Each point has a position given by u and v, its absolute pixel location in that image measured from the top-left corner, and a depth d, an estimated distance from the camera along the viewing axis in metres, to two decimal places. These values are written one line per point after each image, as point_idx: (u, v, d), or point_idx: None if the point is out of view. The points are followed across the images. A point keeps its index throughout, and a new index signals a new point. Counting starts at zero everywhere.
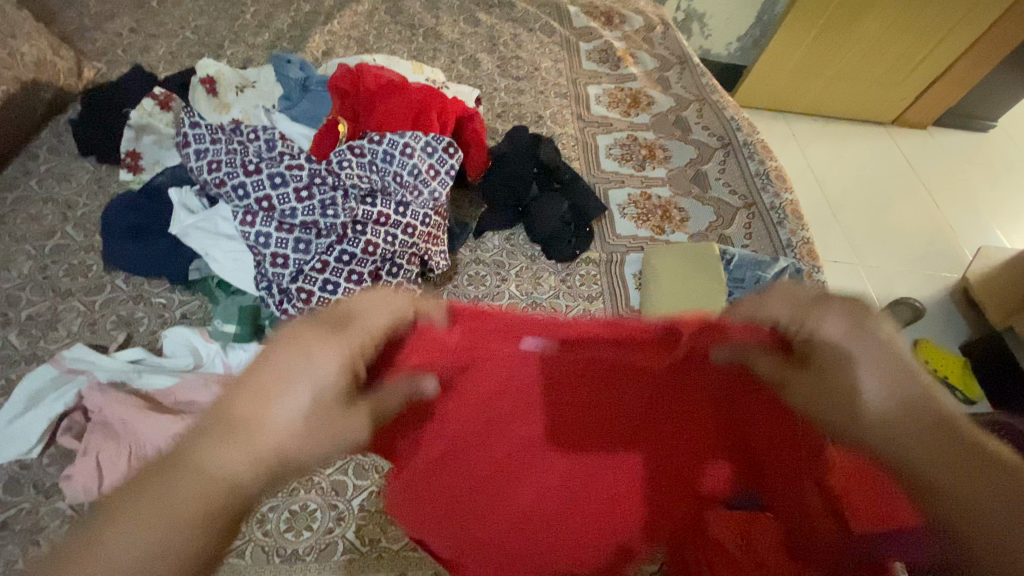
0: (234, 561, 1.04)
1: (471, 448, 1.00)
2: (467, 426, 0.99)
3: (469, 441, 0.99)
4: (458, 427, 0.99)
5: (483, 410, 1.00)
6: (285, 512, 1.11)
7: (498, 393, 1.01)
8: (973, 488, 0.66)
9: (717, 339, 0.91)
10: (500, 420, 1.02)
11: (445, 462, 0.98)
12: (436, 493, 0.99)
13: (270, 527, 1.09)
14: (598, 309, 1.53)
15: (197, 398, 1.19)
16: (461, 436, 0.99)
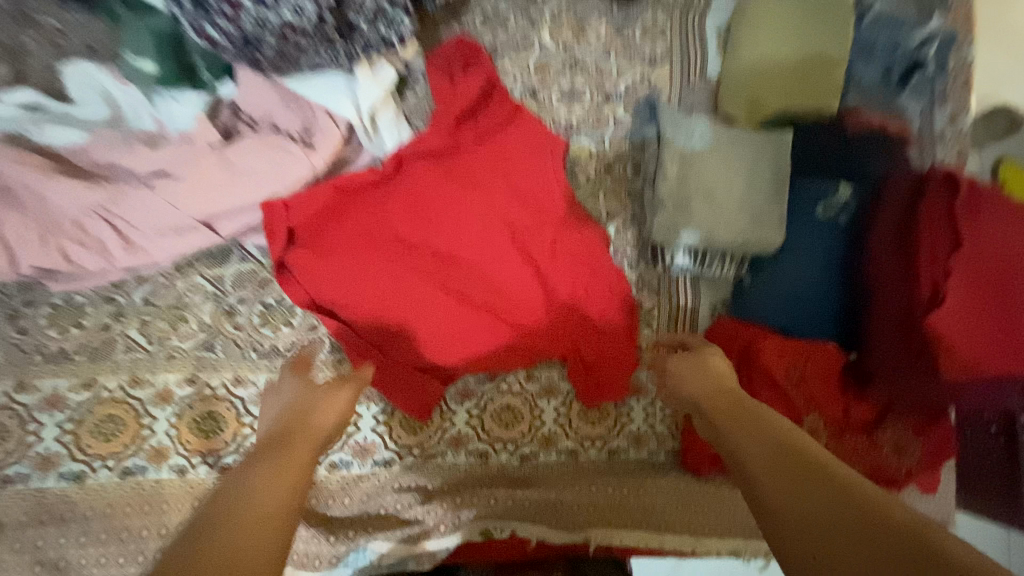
0: (203, 355, 0.89)
1: (413, 206, 0.93)
2: (446, 234, 0.94)
3: (474, 274, 0.94)
4: (404, 236, 0.93)
5: (487, 255, 0.95)
6: (257, 306, 0.92)
7: (477, 276, 0.94)
8: (846, 540, 0.49)
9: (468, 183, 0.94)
10: (382, 210, 0.92)
11: (456, 301, 0.93)
12: (453, 308, 0.92)
13: (242, 321, 0.91)
14: (661, 78, 1.12)
15: (119, 162, 0.87)
16: (379, 242, 0.92)
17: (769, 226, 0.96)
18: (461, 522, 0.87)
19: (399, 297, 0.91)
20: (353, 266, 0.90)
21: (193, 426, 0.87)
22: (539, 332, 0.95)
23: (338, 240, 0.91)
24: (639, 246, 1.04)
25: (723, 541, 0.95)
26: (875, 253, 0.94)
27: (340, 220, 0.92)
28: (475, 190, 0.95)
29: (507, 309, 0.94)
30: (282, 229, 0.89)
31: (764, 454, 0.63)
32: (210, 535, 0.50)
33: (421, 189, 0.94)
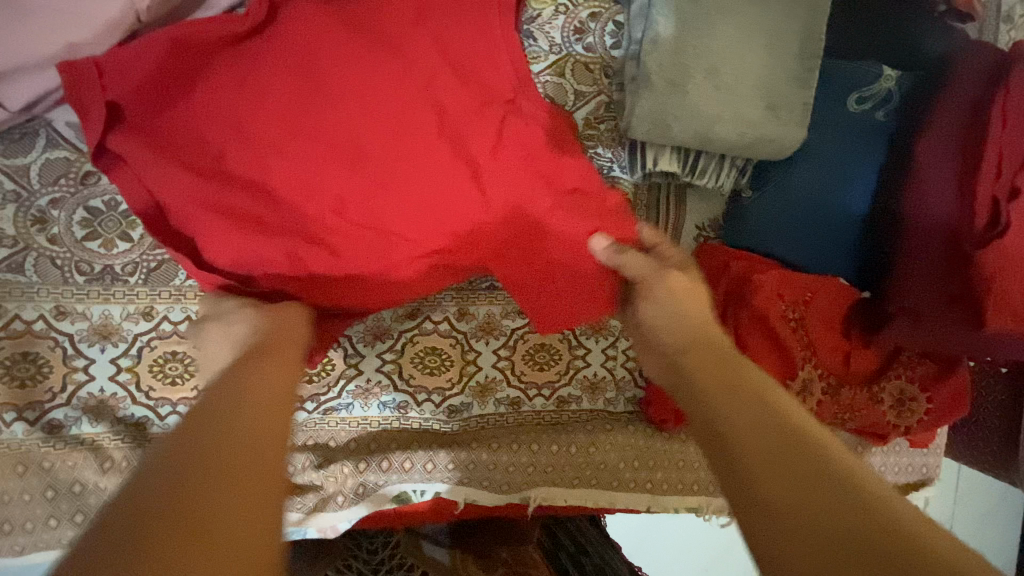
0: (7, 279, 0.65)
1: (297, 86, 0.61)
2: (348, 123, 0.62)
3: (388, 183, 0.65)
4: (281, 128, 0.61)
5: (409, 156, 0.65)
6: (79, 212, 0.66)
7: (392, 188, 0.65)
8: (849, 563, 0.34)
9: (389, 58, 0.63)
10: (249, 86, 0.60)
11: (362, 220, 0.65)
12: (358, 230, 0.66)
13: (60, 233, 0.66)
14: None
15: None
16: (242, 136, 0.60)
17: (787, 121, 0.72)
18: (366, 492, 0.72)
19: (283, 217, 0.63)
20: (200, 171, 0.61)
21: (2, 373, 0.65)
22: (481, 259, 0.71)
23: (183, 131, 0.60)
24: (614, 144, 0.79)
25: (681, 500, 0.82)
26: (920, 167, 0.71)
27: (184, 100, 0.59)
28: (386, 58, 0.63)
29: (437, 233, 0.68)
30: (91, 102, 0.59)
31: (743, 414, 0.46)
32: (155, 518, 0.35)
33: (307, 52, 0.61)
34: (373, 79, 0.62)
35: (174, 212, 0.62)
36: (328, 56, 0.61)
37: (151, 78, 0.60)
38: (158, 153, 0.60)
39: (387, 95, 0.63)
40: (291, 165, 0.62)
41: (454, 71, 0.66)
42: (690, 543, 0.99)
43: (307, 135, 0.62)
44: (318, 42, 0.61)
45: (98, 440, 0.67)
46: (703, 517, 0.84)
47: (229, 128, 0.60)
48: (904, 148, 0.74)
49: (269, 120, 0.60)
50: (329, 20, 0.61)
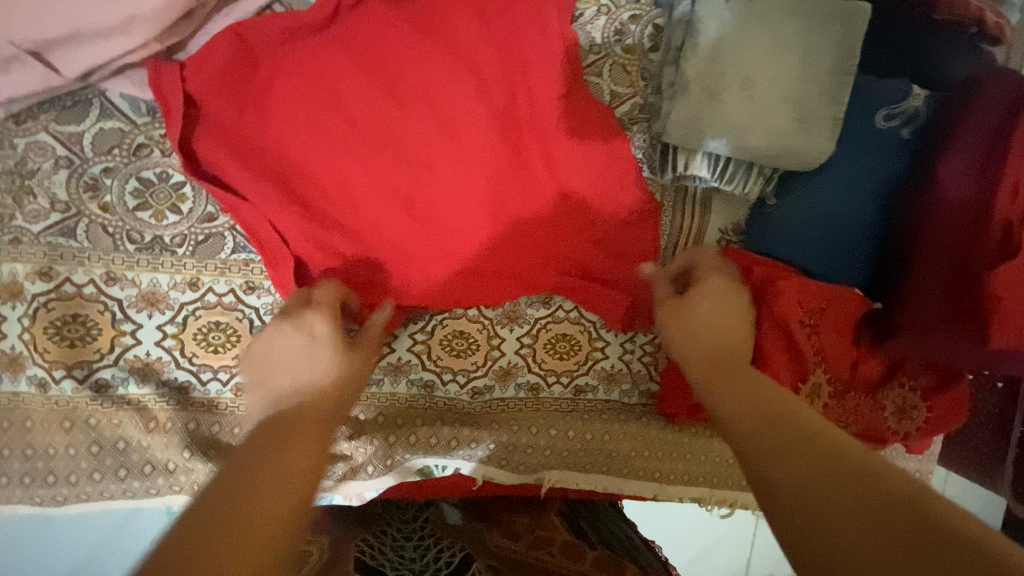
0: (59, 243, 0.68)
1: (358, 80, 0.69)
2: (398, 115, 0.70)
3: (439, 186, 0.73)
4: (350, 133, 0.70)
5: (459, 162, 0.73)
6: (130, 182, 0.69)
7: (442, 190, 0.73)
8: (833, 502, 0.34)
9: (440, 52, 0.71)
10: (325, 95, 0.69)
11: (413, 218, 0.73)
12: (409, 223, 0.73)
13: (111, 202, 0.69)
14: None
15: None
16: (306, 127, 0.69)
17: (816, 134, 0.74)
18: (394, 464, 0.75)
19: (344, 210, 0.71)
20: (268, 159, 0.69)
21: (53, 333, 0.68)
22: (515, 257, 0.77)
23: (265, 132, 0.68)
24: (646, 145, 0.81)
25: (686, 489, 0.86)
26: (941, 186, 0.74)
27: (268, 107, 0.68)
28: (440, 52, 0.71)
29: (479, 233, 0.75)
30: (173, 96, 0.66)
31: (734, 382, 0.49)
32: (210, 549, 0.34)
33: (377, 68, 0.70)
34: (428, 70, 0.70)
35: (242, 195, 0.69)
36: (389, 45, 0.70)
37: (227, 69, 0.67)
38: (239, 151, 0.68)
39: (441, 86, 0.71)
40: (348, 154, 0.70)
41: (496, 74, 0.73)
42: (687, 529, 1.05)
43: (366, 126, 0.70)
44: (385, 29, 0.69)
45: (140, 401, 0.70)
46: (706, 507, 0.88)
47: (303, 130, 0.68)
48: (927, 166, 0.77)
49: (335, 112, 0.69)
50: (392, 16, 0.70)
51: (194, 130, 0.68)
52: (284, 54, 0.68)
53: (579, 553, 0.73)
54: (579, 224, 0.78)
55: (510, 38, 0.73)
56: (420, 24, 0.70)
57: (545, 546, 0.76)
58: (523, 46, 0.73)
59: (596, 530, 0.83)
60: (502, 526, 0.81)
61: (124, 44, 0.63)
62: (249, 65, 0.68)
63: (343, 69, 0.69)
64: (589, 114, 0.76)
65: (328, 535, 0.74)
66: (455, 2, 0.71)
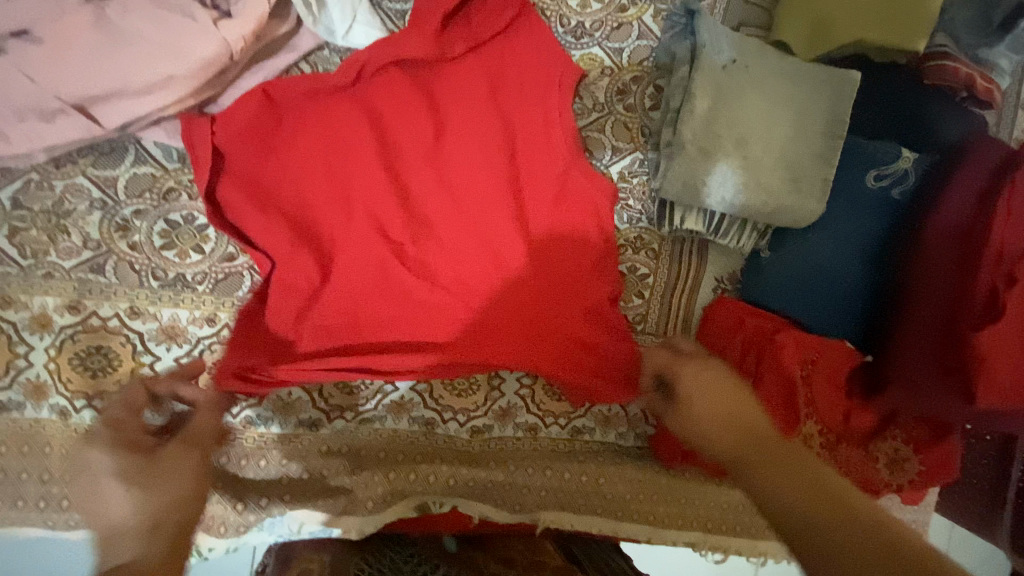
0: (88, 278, 0.72)
1: (373, 139, 0.74)
2: (409, 172, 0.76)
3: (440, 239, 0.77)
4: (362, 185, 0.74)
5: (461, 217, 0.77)
6: (158, 223, 0.73)
7: (442, 245, 0.77)
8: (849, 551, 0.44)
9: (453, 111, 0.76)
10: (340, 150, 0.74)
11: (415, 269, 0.76)
12: (414, 272, 0.76)
13: (139, 241, 0.73)
14: None
15: None
16: (320, 179, 0.73)
17: (807, 194, 0.77)
18: (397, 496, 0.76)
19: (350, 258, 0.74)
20: (285, 206, 0.73)
21: (77, 362, 0.72)
22: (511, 318, 0.77)
23: (283, 185, 0.73)
24: (644, 197, 0.85)
25: (680, 533, 0.87)
26: (929, 248, 0.77)
27: (290, 159, 0.73)
28: (448, 117, 0.76)
29: (477, 285, 0.78)
30: (203, 146, 0.70)
31: (806, 495, 0.49)
32: None
33: (387, 131, 0.75)
34: (439, 132, 0.76)
35: (256, 242, 0.72)
36: (401, 109, 0.75)
37: (250, 125, 0.72)
38: (259, 201, 0.73)
39: (450, 147, 0.77)
40: (362, 203, 0.74)
41: (500, 136, 0.78)
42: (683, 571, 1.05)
43: (380, 178, 0.75)
44: (400, 93, 0.75)
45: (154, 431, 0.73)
46: (700, 552, 0.89)
47: (320, 183, 0.73)
48: (913, 229, 0.80)
49: (350, 167, 0.74)
50: (407, 82, 0.76)
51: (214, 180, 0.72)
52: (305, 113, 0.73)
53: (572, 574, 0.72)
54: (577, 286, 0.79)
55: (518, 99, 0.78)
56: (434, 89, 0.76)
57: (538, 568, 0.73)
58: (528, 108, 0.78)
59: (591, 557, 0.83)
60: (498, 550, 0.81)
61: (157, 98, 0.68)
62: (272, 120, 0.73)
63: (362, 125, 0.74)
64: (591, 169, 0.81)
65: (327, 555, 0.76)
66: (466, 71, 0.77)
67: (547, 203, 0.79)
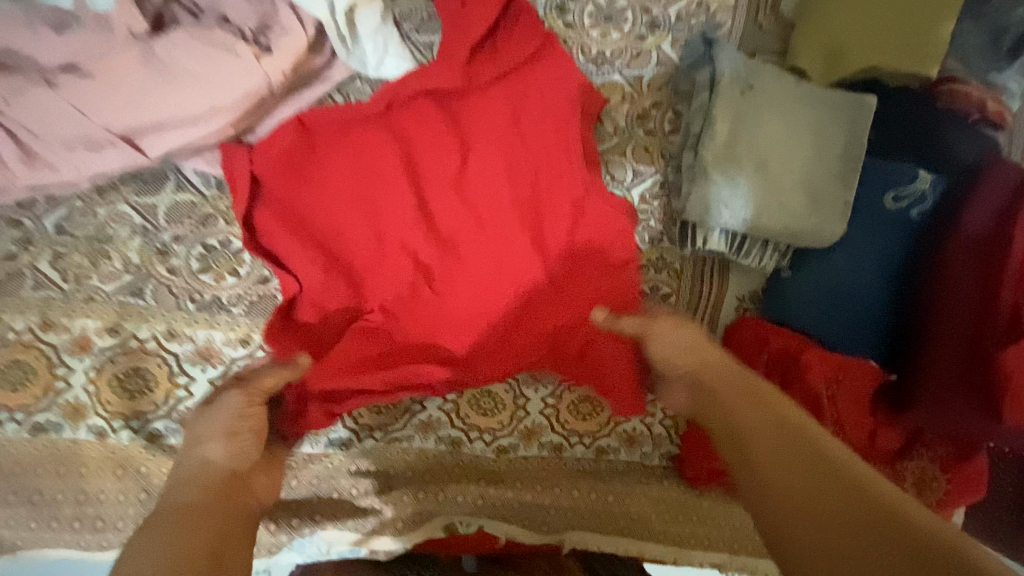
0: (128, 301, 0.74)
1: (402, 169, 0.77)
2: (436, 198, 0.78)
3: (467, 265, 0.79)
4: (391, 212, 0.77)
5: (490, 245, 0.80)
6: (196, 247, 0.76)
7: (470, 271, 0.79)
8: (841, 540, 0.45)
9: (481, 138, 0.79)
10: (371, 179, 0.76)
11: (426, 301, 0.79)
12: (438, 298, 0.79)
13: (177, 265, 0.75)
14: (723, 11, 0.89)
15: (23, 50, 0.68)
16: (349, 207, 0.76)
17: (828, 215, 0.79)
18: (423, 519, 0.78)
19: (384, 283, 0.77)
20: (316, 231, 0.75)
21: (116, 384, 0.73)
22: (533, 336, 0.80)
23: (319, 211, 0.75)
24: (665, 219, 0.86)
25: (706, 554, 0.86)
26: (951, 267, 0.78)
27: (323, 186, 0.75)
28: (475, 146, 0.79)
29: (497, 306, 0.79)
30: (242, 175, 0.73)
31: (800, 487, 0.50)
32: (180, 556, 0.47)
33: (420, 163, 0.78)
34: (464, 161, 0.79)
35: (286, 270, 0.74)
36: (429, 139, 0.78)
37: (284, 154, 0.74)
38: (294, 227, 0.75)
39: (476, 175, 0.79)
40: (392, 227, 0.77)
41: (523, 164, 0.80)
42: None
43: (409, 203, 0.77)
44: (429, 123, 0.78)
45: None
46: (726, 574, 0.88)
47: (354, 212, 0.76)
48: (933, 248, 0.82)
49: (381, 196, 0.76)
50: (436, 112, 0.78)
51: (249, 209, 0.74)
52: (338, 143, 0.76)
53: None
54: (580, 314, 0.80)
55: (544, 125, 0.80)
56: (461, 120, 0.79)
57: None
58: (552, 134, 0.80)
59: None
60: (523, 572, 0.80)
61: (200, 129, 0.71)
62: (305, 148, 0.75)
63: (393, 151, 0.76)
64: (610, 191, 0.83)
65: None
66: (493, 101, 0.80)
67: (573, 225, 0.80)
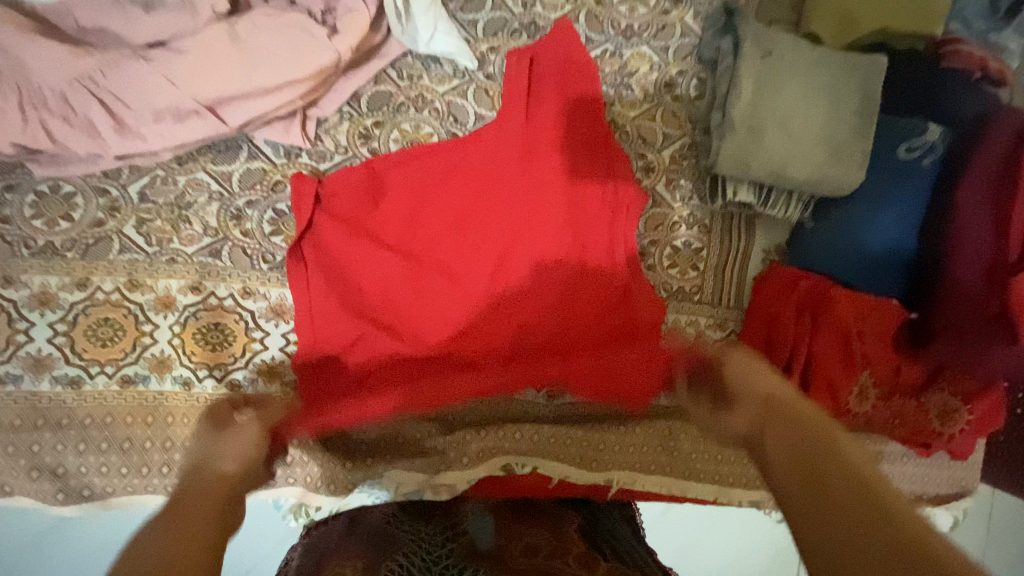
0: (208, 261, 0.80)
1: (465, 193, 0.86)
2: (490, 221, 0.87)
3: (469, 299, 0.85)
4: (489, 223, 0.87)
5: (535, 303, 0.87)
6: (268, 211, 0.82)
7: (494, 310, 0.86)
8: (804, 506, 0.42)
9: (521, 238, 0.87)
10: (469, 207, 0.86)
11: (542, 172, 0.88)
12: (456, 271, 0.85)
13: (250, 228, 0.82)
14: None
15: (111, 29, 0.74)
16: (426, 218, 0.85)
17: (849, 164, 0.85)
18: (486, 456, 0.84)
19: (443, 302, 0.84)
20: (392, 279, 0.83)
21: (198, 337, 0.79)
22: (502, 333, 0.86)
23: (377, 219, 0.84)
24: (696, 178, 0.93)
25: (746, 493, 0.94)
26: (950, 265, 0.85)
27: (405, 234, 0.84)
28: (518, 155, 0.88)
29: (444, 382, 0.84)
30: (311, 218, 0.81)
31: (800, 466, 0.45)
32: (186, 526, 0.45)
33: (434, 174, 0.86)
34: (515, 169, 0.88)
35: (353, 278, 0.82)
36: (479, 223, 0.86)
37: (387, 220, 0.84)
38: (323, 267, 0.82)
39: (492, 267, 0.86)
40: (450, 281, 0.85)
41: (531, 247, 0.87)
42: (741, 537, 1.11)
43: (459, 270, 0.85)
44: (479, 182, 0.87)
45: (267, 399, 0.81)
46: (763, 511, 0.96)
47: (397, 232, 0.84)
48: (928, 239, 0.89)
49: (459, 238, 0.85)
50: (486, 140, 0.87)
51: (355, 182, 0.83)
52: (416, 170, 0.85)
53: (595, 564, 0.65)
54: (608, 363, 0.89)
55: (583, 159, 0.89)
56: (526, 144, 0.88)
57: (561, 557, 0.66)
58: (574, 168, 0.89)
59: (616, 548, 0.73)
60: (523, 537, 0.71)
61: (275, 99, 0.78)
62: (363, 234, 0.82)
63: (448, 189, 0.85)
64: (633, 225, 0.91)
65: (362, 561, 0.63)
66: (499, 191, 0.87)
67: (582, 245, 0.89)
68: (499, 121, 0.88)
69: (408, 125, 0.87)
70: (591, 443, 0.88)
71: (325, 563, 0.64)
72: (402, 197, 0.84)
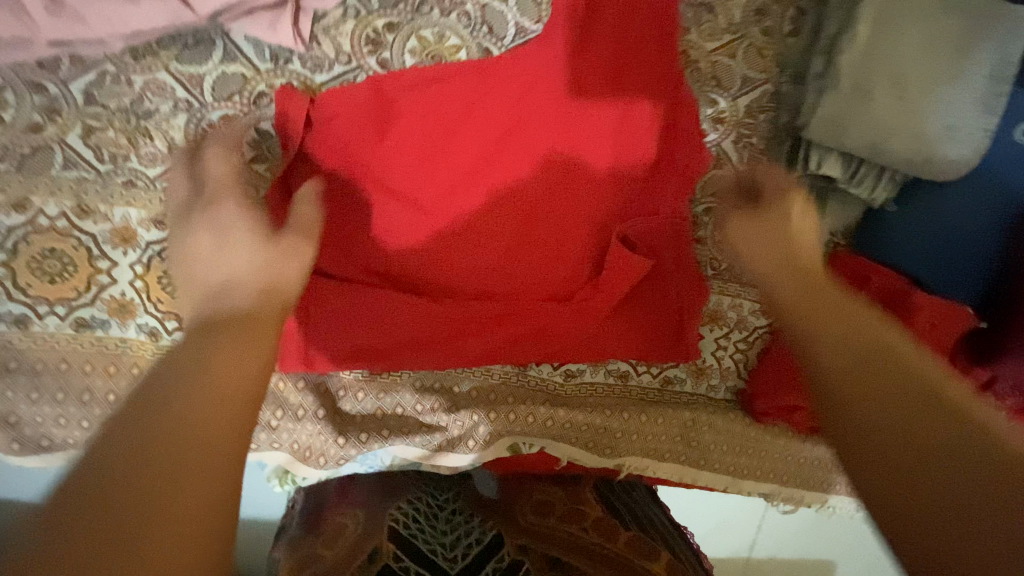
0: None
1: (489, 125, 0.70)
2: (516, 165, 0.71)
3: (483, 255, 0.72)
4: (515, 167, 0.71)
5: (560, 264, 0.74)
6: (248, 131, 0.67)
7: (512, 270, 0.73)
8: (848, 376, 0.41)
9: (554, 191, 0.72)
10: (493, 147, 0.71)
11: (591, 117, 0.71)
12: (471, 223, 0.71)
13: None
14: None
15: None
16: (441, 156, 0.69)
17: (964, 142, 0.70)
18: (492, 439, 0.75)
19: (453, 256, 0.72)
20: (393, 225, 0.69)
21: (165, 282, 0.67)
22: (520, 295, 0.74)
23: (380, 155, 0.67)
24: (767, 137, 0.78)
25: (761, 487, 0.89)
26: None
27: (412, 175, 0.69)
28: (559, 84, 0.70)
29: (450, 346, 0.73)
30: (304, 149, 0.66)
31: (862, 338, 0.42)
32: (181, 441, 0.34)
33: (452, 99, 0.69)
34: (553, 100, 0.70)
35: (351, 223, 0.68)
36: (504, 166, 0.71)
37: (393, 154, 0.68)
38: None
39: (513, 215, 0.72)
40: (462, 231, 0.71)
41: (563, 195, 0.73)
42: (737, 515, 1.10)
43: (474, 218, 0.71)
44: (508, 115, 0.70)
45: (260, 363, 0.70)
46: (774, 505, 0.92)
47: (403, 171, 0.68)
48: None
49: (477, 181, 0.71)
50: (522, 63, 0.69)
51: (356, 100, 0.66)
52: (431, 95, 0.68)
53: (614, 532, 0.72)
54: (640, 326, 0.77)
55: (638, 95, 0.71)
56: (570, 68, 0.69)
57: (578, 520, 0.74)
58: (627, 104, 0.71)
59: (631, 510, 0.80)
60: (534, 494, 0.80)
61: None
62: (367, 172, 0.67)
63: (471, 122, 0.69)
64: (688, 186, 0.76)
65: (362, 508, 0.71)
66: (530, 124, 0.71)
67: (625, 203, 0.75)
68: (542, 42, 0.69)
69: (429, 33, 0.69)
70: (608, 424, 0.80)
71: (326, 511, 0.72)
72: (416, 127, 0.68)
